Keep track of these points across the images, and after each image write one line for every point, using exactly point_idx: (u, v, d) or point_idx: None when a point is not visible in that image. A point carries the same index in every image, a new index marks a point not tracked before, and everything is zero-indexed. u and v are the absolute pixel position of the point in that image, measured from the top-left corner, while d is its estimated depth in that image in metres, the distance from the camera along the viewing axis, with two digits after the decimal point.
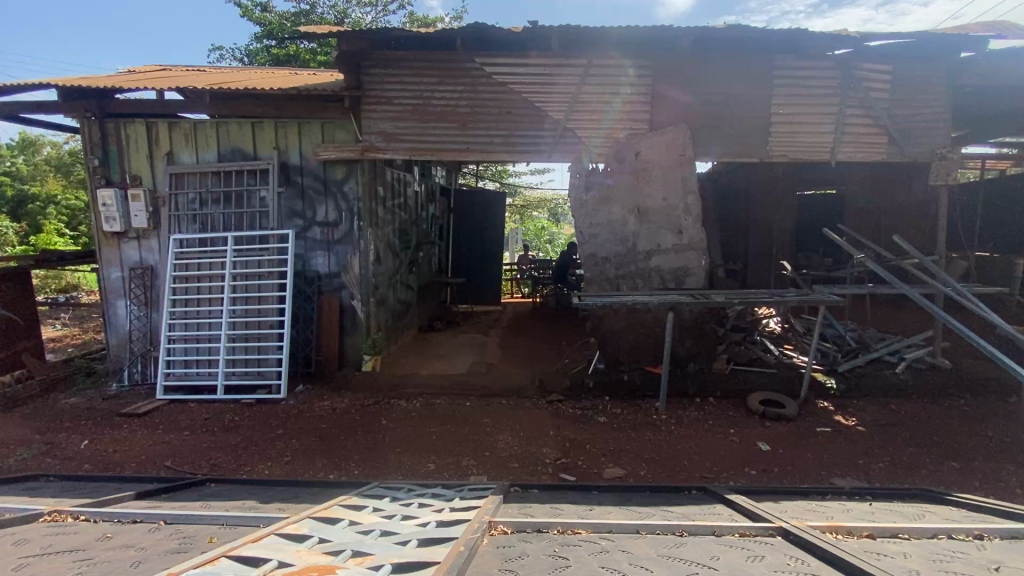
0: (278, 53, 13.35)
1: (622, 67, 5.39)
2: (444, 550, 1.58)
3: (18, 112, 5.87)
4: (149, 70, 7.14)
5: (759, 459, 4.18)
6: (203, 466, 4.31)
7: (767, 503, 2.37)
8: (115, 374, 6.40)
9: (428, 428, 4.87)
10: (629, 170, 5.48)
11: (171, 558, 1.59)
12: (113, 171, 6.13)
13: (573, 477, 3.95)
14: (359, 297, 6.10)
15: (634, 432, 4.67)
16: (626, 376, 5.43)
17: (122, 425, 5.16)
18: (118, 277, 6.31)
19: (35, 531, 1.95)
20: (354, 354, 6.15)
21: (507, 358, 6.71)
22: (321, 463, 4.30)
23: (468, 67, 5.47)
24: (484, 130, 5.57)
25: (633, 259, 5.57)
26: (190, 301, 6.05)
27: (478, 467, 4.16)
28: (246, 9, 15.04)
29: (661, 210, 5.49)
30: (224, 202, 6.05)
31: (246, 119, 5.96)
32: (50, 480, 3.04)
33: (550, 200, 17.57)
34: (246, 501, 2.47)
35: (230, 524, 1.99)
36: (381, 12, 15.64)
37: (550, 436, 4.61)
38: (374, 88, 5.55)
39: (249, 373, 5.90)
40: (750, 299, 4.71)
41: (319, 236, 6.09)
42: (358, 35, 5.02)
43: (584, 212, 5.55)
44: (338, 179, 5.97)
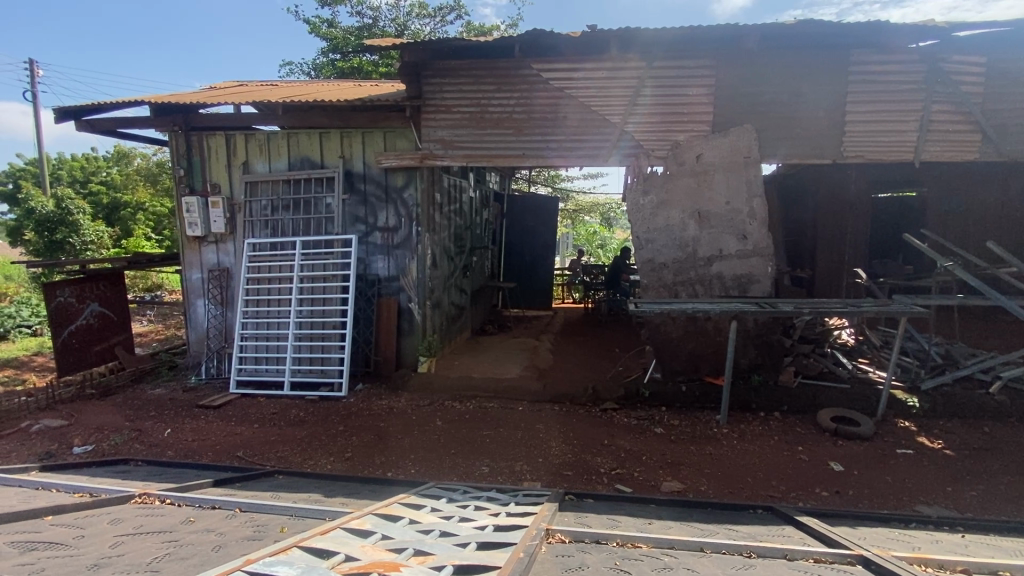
0: (342, 67, 13.99)
1: (683, 67, 5.24)
2: (504, 555, 1.57)
3: (116, 128, 6.47)
4: (228, 86, 7.67)
5: (831, 480, 3.92)
6: (271, 458, 4.55)
7: (843, 529, 2.21)
8: (194, 367, 6.91)
9: (481, 431, 4.91)
10: (689, 172, 5.32)
11: (248, 544, 1.68)
12: (196, 180, 6.61)
13: (628, 488, 3.86)
14: (416, 300, 6.28)
15: (693, 445, 4.51)
16: (683, 386, 5.26)
17: (200, 416, 5.55)
18: (198, 277, 6.79)
19: (128, 512, 2.12)
20: (411, 355, 6.34)
21: (560, 364, 6.66)
22: (380, 461, 4.44)
23: (525, 73, 5.51)
24: (540, 136, 5.58)
25: (692, 265, 5.39)
26: (261, 302, 6.43)
27: (532, 472, 4.14)
28: (313, 25, 15.85)
29: (724, 214, 5.28)
30: (293, 208, 6.40)
31: (314, 130, 6.28)
32: (138, 465, 3.30)
33: (602, 204, 17.34)
34: (312, 494, 2.59)
35: (297, 517, 2.08)
36: (438, 23, 16.04)
37: (605, 446, 4.52)
38: (434, 96, 5.71)
39: (313, 371, 6.19)
40: (822, 309, 4.43)
41: (380, 241, 6.32)
42: (419, 46, 5.19)
43: (642, 216, 5.44)
44: (399, 186, 6.18)
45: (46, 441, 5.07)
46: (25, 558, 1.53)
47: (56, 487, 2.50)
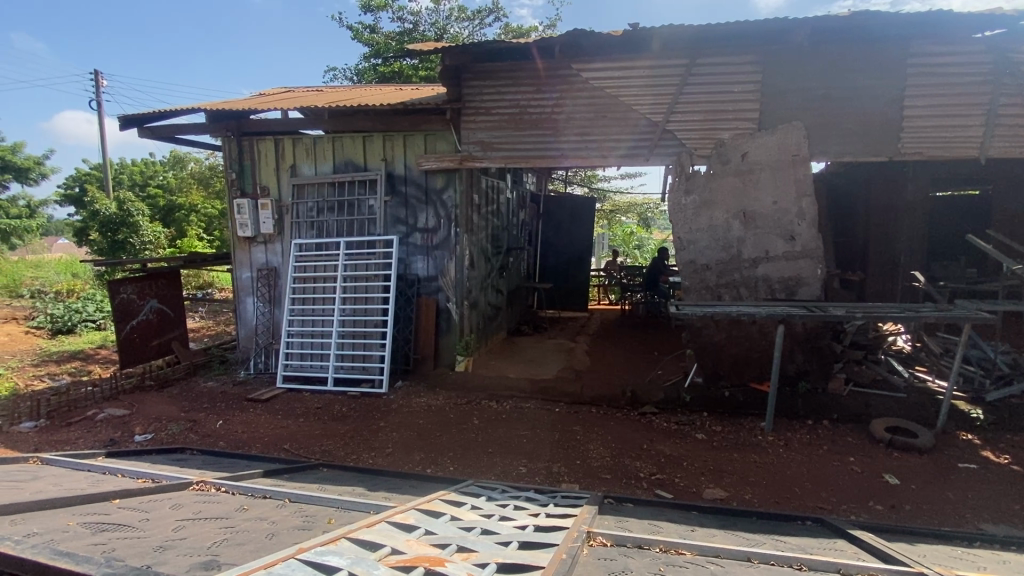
0: (384, 71, 14.33)
1: (729, 64, 5.10)
2: (547, 555, 1.58)
3: (174, 134, 6.84)
4: (276, 93, 7.99)
5: (886, 493, 3.73)
6: (315, 451, 4.70)
7: (900, 544, 2.11)
8: (243, 362, 7.23)
9: (518, 431, 4.92)
10: (733, 171, 5.17)
11: (300, 533, 1.75)
12: (247, 183, 6.91)
13: (669, 494, 3.79)
14: (454, 300, 6.37)
15: (737, 452, 4.38)
16: (726, 392, 5.12)
17: (249, 409, 5.80)
18: (248, 276, 7.09)
19: (188, 498, 2.24)
20: (449, 354, 6.45)
21: (597, 366, 6.60)
22: (419, 457, 4.52)
23: (565, 73, 5.49)
24: (579, 136, 5.55)
25: (736, 266, 5.25)
26: (307, 300, 6.67)
27: (570, 474, 4.12)
28: (356, 31, 16.29)
29: (770, 214, 5.11)
30: (337, 210, 6.60)
31: (358, 134, 6.45)
32: (193, 454, 3.48)
33: (640, 204, 17.07)
34: (356, 488, 2.68)
35: (344, 509, 2.14)
36: (477, 26, 16.19)
37: (644, 450, 4.45)
38: (474, 99, 5.78)
39: (355, 367, 6.36)
40: (876, 313, 4.22)
41: (420, 242, 6.44)
42: (460, 49, 5.26)
43: (683, 217, 5.34)
44: (438, 188, 6.28)
45: (111, 429, 5.41)
46: (97, 537, 1.63)
47: (123, 472, 2.67)
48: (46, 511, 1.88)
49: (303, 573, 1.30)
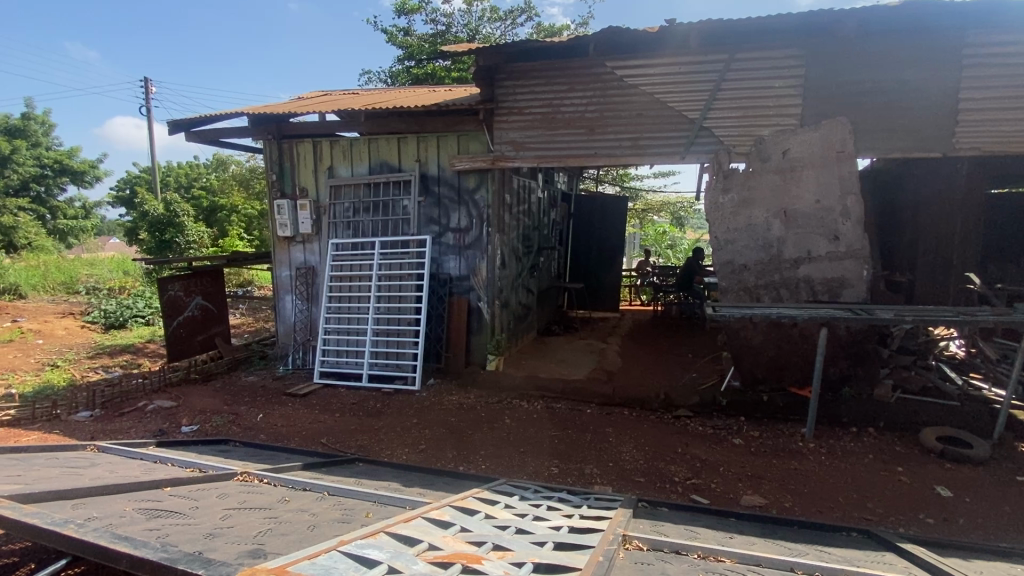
0: (418, 73, 14.52)
1: (770, 58, 4.94)
2: (583, 557, 1.57)
3: (219, 137, 7.11)
4: (314, 96, 8.20)
5: (938, 506, 3.54)
6: (351, 446, 4.81)
7: (955, 560, 2.00)
8: (282, 358, 7.47)
9: (550, 432, 4.91)
10: (774, 169, 5.02)
11: (340, 526, 1.80)
12: (286, 185, 7.12)
13: (705, 500, 3.70)
14: (486, 299, 6.42)
15: (776, 459, 4.25)
16: (765, 396, 4.97)
17: (287, 403, 5.99)
18: (287, 275, 7.30)
19: (233, 488, 2.33)
20: (480, 353, 6.50)
21: (630, 367, 6.53)
22: (452, 455, 4.56)
23: (599, 71, 5.44)
24: (612, 134, 5.49)
25: (776, 267, 5.09)
26: (343, 298, 6.83)
27: (602, 476, 4.08)
28: (391, 34, 16.56)
29: (813, 214, 4.94)
30: (372, 210, 6.74)
31: (392, 135, 6.57)
32: (236, 446, 3.61)
33: (674, 203, 16.76)
34: (392, 483, 2.73)
35: (381, 504, 2.19)
36: (509, 26, 16.21)
37: (679, 454, 4.37)
38: (507, 99, 5.80)
39: (388, 364, 6.48)
40: (928, 317, 4.02)
41: (452, 241, 6.51)
42: (493, 50, 5.29)
43: (720, 216, 5.21)
44: (471, 188, 6.33)
45: (159, 419, 5.68)
46: (152, 522, 1.71)
47: (172, 461, 2.79)
48: (104, 495, 1.98)
49: (346, 564, 1.34)
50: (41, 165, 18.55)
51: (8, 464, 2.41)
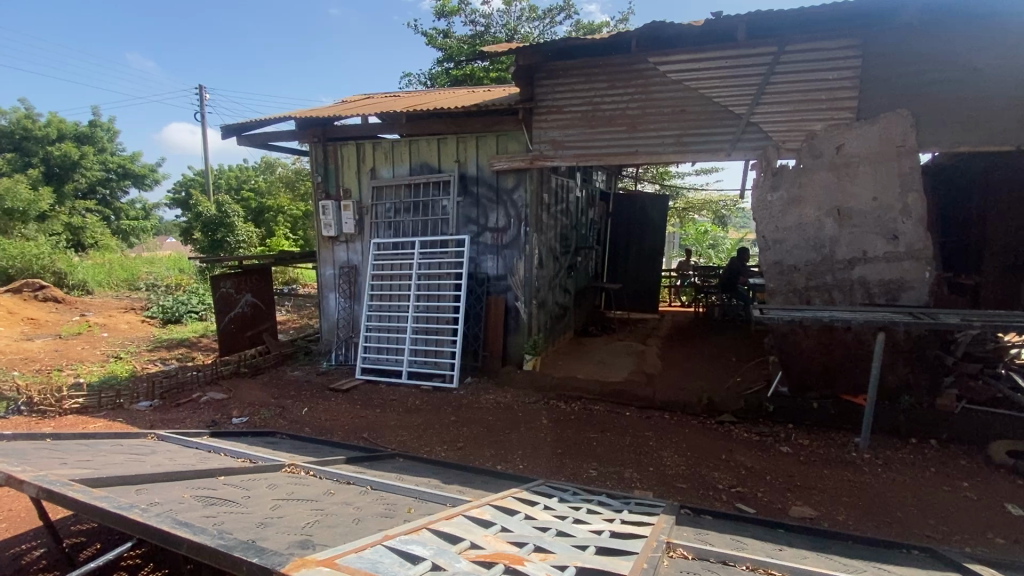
0: (457, 74, 14.66)
1: (823, 49, 4.72)
2: (627, 563, 1.53)
3: (268, 141, 7.39)
4: (358, 99, 8.41)
5: (1009, 526, 3.29)
6: (392, 441, 4.91)
7: None
8: (326, 354, 7.71)
9: (588, 434, 4.86)
10: (826, 165, 4.80)
11: (383, 521, 1.83)
12: (331, 186, 7.33)
13: (751, 509, 3.57)
14: (523, 299, 6.42)
15: (828, 469, 4.06)
16: (815, 403, 4.76)
17: (330, 398, 6.17)
18: (331, 273, 7.52)
19: (281, 479, 2.42)
20: (517, 352, 6.51)
21: (670, 370, 6.38)
22: (490, 454, 4.58)
23: (641, 68, 5.34)
24: (654, 131, 5.38)
25: (829, 268, 4.87)
26: (383, 296, 6.97)
27: (642, 481, 4.00)
28: (430, 37, 16.80)
29: (869, 212, 4.69)
30: (412, 210, 6.87)
31: (433, 137, 6.67)
32: (283, 438, 3.74)
33: (715, 202, 16.26)
34: (432, 480, 2.77)
35: (422, 500, 2.21)
36: (548, 24, 16.15)
37: (723, 461, 4.23)
38: (546, 98, 5.78)
39: (427, 362, 6.58)
40: (999, 321, 3.74)
41: (490, 241, 6.55)
42: (534, 49, 5.28)
43: (768, 215, 5.02)
44: (509, 187, 6.35)
45: (212, 410, 5.96)
46: (208, 510, 1.79)
47: (225, 451, 2.92)
48: (165, 482, 2.09)
49: (391, 559, 1.35)
50: (107, 169, 19.83)
51: (78, 448, 2.58)
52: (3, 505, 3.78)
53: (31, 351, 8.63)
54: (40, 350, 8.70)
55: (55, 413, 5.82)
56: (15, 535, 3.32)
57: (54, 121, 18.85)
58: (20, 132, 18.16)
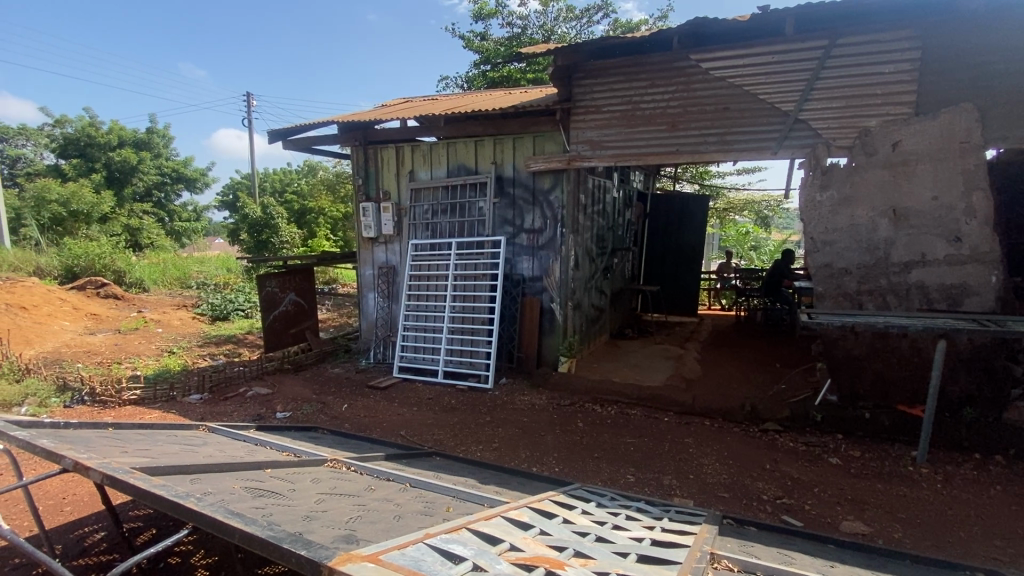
0: (493, 76, 14.76)
1: (879, 41, 4.49)
2: (670, 573, 1.49)
3: (312, 145, 7.64)
4: (397, 103, 8.58)
5: None
6: (428, 439, 4.97)
7: None
8: (365, 352, 7.90)
9: (625, 438, 4.79)
10: (881, 163, 4.57)
11: (423, 519, 1.85)
12: (371, 188, 7.50)
13: (798, 522, 3.43)
14: (558, 300, 6.39)
15: (881, 484, 3.86)
16: (867, 413, 4.53)
17: (369, 395, 6.31)
18: (370, 273, 7.70)
19: (324, 474, 2.49)
20: (552, 354, 6.49)
21: (711, 375, 6.21)
22: (526, 455, 4.58)
23: (682, 65, 5.22)
24: (695, 130, 5.25)
25: (883, 271, 4.63)
26: (421, 296, 7.07)
27: (682, 488, 3.91)
28: (468, 40, 16.94)
29: (928, 212, 4.43)
30: (450, 212, 6.95)
31: (470, 139, 6.73)
32: (324, 433, 3.85)
33: (758, 202, 15.73)
34: (468, 479, 2.79)
35: (459, 499, 2.23)
36: (585, 24, 16.05)
37: (767, 471, 4.09)
38: (584, 98, 5.74)
39: (463, 362, 6.64)
40: None
41: (526, 242, 6.56)
42: (572, 49, 5.26)
43: (817, 216, 4.83)
44: (546, 188, 6.34)
45: (257, 405, 6.20)
46: (257, 501, 1.86)
47: (271, 444, 3.03)
48: (217, 473, 2.19)
49: (433, 557, 1.37)
50: (162, 173, 20.91)
51: (137, 438, 2.73)
52: (69, 489, 4.04)
53: (94, 345, 9.19)
54: (101, 344, 9.25)
55: (115, 403, 6.19)
56: (81, 517, 3.55)
57: (115, 128, 20.01)
58: (84, 139, 19.36)
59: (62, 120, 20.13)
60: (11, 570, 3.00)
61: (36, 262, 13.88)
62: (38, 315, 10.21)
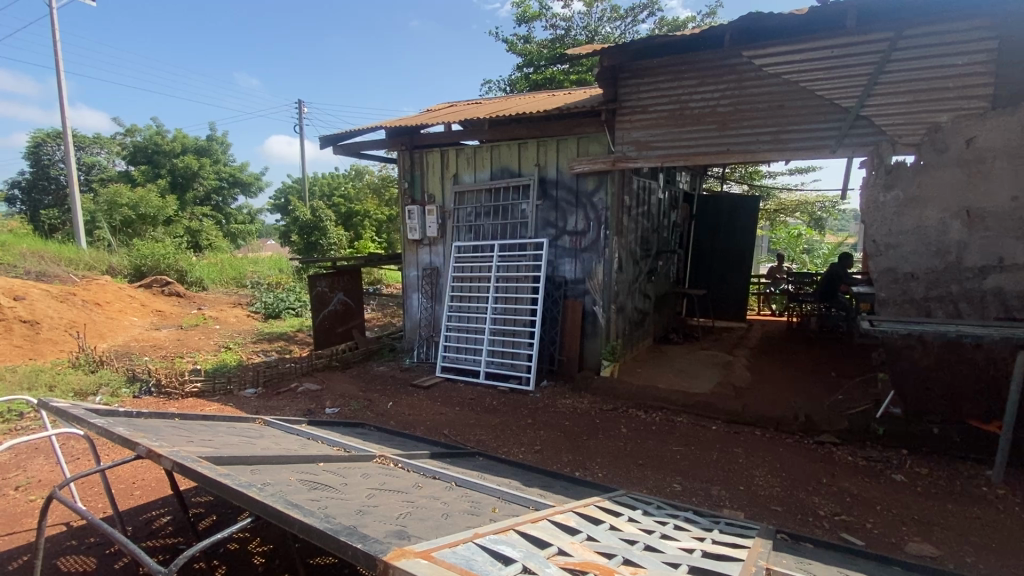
0: (537, 79, 14.77)
1: (951, 32, 4.20)
2: None
3: (360, 150, 7.88)
4: (441, 108, 8.74)
5: None
6: (471, 439, 5.03)
7: None
8: (408, 351, 8.06)
9: (670, 446, 4.68)
10: (953, 161, 4.27)
11: (470, 518, 1.87)
12: (416, 191, 7.65)
13: (859, 541, 3.25)
14: (601, 303, 6.33)
15: (951, 504, 3.61)
16: (935, 428, 4.24)
17: (412, 394, 6.44)
18: (414, 274, 7.86)
19: (373, 469, 2.56)
20: (594, 357, 6.43)
21: (761, 384, 5.98)
22: (568, 459, 4.54)
23: (734, 62, 5.06)
24: (748, 129, 5.07)
25: (954, 276, 4.33)
26: (463, 298, 7.16)
27: (732, 500, 3.78)
28: (511, 43, 17.02)
29: (1007, 213, 4.11)
30: (493, 214, 7.00)
31: (514, 141, 6.76)
32: (371, 430, 3.96)
33: (812, 203, 15.01)
34: (512, 481, 2.80)
35: (505, 500, 2.25)
36: (630, 24, 15.83)
37: (824, 486, 3.89)
38: (631, 98, 5.66)
39: (504, 363, 6.67)
40: None
41: (569, 244, 6.52)
42: (619, 49, 5.19)
43: (880, 217, 4.58)
44: (590, 190, 6.30)
45: (308, 400, 6.44)
46: (313, 494, 1.93)
47: (323, 439, 3.14)
48: (275, 465, 2.29)
49: (483, 557, 1.38)
50: (221, 178, 22.08)
51: (201, 428, 2.89)
52: (138, 475, 4.32)
53: (159, 340, 9.80)
54: (166, 339, 9.85)
55: (178, 395, 6.58)
56: (149, 501, 3.79)
57: (179, 136, 21.31)
58: (152, 147, 20.72)
59: (132, 129, 21.61)
60: (88, 548, 3.23)
61: (108, 261, 14.95)
62: (110, 311, 10.99)
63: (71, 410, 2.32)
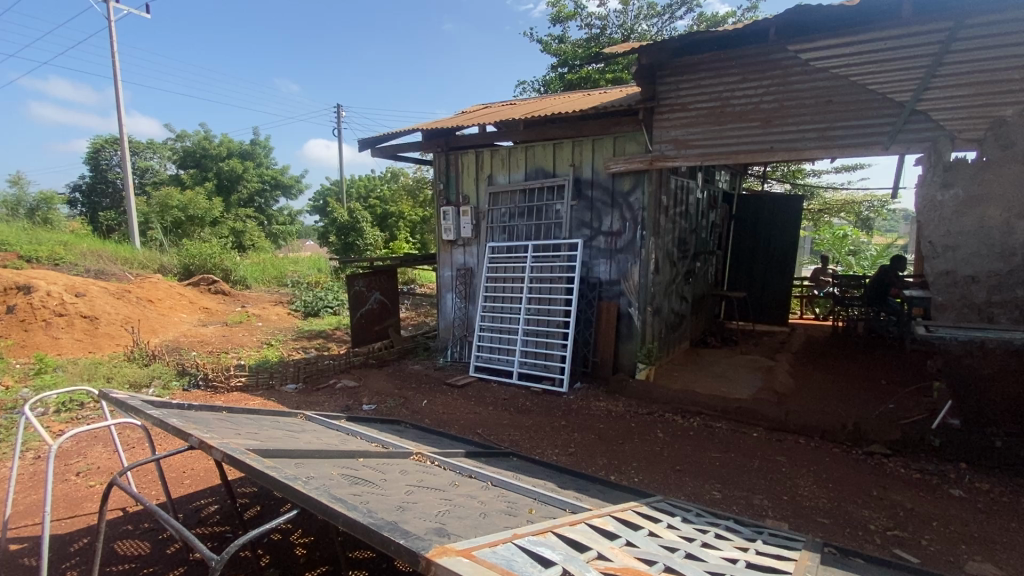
0: (571, 78, 14.67)
1: (1017, 20, 3.94)
2: None
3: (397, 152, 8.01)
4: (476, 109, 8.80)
5: None
6: (505, 439, 5.04)
7: None
8: (442, 350, 8.15)
9: (709, 452, 4.56)
10: (1019, 157, 4.01)
11: (508, 518, 1.87)
12: (451, 192, 7.74)
13: (913, 558, 3.08)
14: (636, 305, 6.24)
15: (1015, 522, 3.38)
16: (998, 441, 3.98)
17: (446, 392, 6.52)
18: (448, 275, 7.94)
19: (411, 466, 2.60)
20: (629, 360, 6.34)
21: (805, 390, 5.76)
22: (603, 462, 4.49)
23: (778, 58, 4.90)
24: (792, 126, 4.91)
25: (1020, 280, 4.06)
26: (497, 298, 7.19)
27: (775, 510, 3.65)
28: (545, 44, 17.00)
29: None
30: (527, 215, 7.00)
31: (549, 142, 6.74)
32: (407, 427, 4.02)
33: (859, 202, 14.38)
34: (547, 482, 2.80)
35: (541, 501, 2.24)
36: (667, 21, 15.55)
37: (875, 499, 3.71)
38: (670, 96, 5.55)
39: (537, 364, 6.66)
40: None
41: (604, 245, 6.46)
42: (658, 46, 5.10)
43: (937, 217, 4.34)
44: (626, 190, 6.21)
45: (345, 396, 6.61)
46: (355, 488, 1.97)
47: (361, 435, 3.21)
48: (318, 459, 2.35)
49: (523, 559, 1.37)
50: (263, 181, 22.91)
51: (247, 421, 3.00)
52: (188, 464, 4.53)
53: (206, 336, 10.24)
54: (212, 335, 10.28)
55: (224, 389, 6.86)
56: (197, 490, 3.96)
57: (225, 141, 22.23)
58: (200, 151, 21.69)
59: (182, 135, 22.66)
60: (142, 533, 3.40)
61: (160, 261, 15.72)
62: (162, 308, 11.56)
63: (129, 401, 2.45)
